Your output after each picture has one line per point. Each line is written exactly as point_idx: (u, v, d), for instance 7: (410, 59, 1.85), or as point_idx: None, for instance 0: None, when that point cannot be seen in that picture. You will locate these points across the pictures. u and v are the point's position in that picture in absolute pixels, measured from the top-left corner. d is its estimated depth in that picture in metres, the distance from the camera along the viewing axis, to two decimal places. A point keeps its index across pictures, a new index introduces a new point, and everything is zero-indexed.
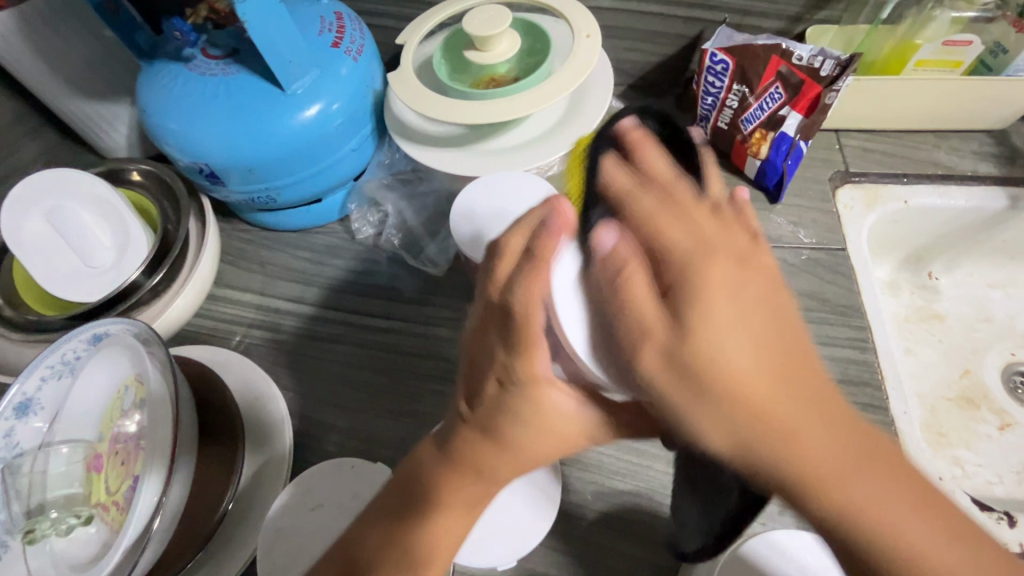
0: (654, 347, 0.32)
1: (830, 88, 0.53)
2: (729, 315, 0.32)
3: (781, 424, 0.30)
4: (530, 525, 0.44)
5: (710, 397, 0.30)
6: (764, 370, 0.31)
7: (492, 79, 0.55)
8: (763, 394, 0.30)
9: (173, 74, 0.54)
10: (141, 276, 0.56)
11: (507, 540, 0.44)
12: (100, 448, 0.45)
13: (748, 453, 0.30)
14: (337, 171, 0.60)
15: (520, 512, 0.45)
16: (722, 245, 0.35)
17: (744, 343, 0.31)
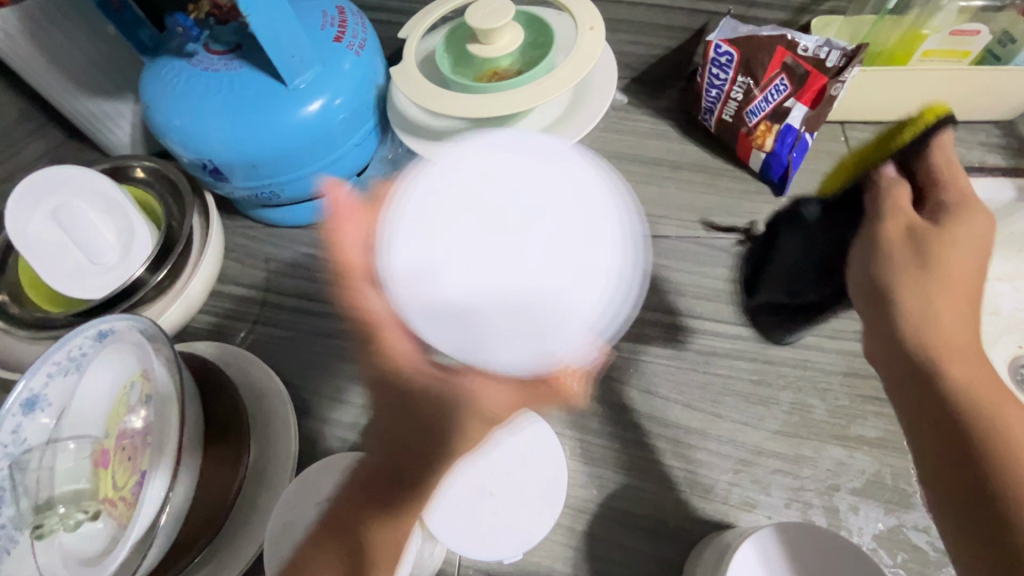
0: (899, 248, 0.35)
1: (836, 80, 0.52)
2: (971, 248, 0.34)
3: (955, 331, 0.33)
4: (535, 516, 0.44)
5: (948, 307, 0.33)
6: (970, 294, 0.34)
7: (494, 73, 0.55)
8: (954, 305, 0.33)
9: (176, 70, 0.54)
10: (145, 273, 0.56)
11: (512, 532, 0.43)
12: (107, 444, 0.46)
13: (928, 349, 0.33)
14: (340, 166, 0.60)
15: (525, 504, 0.45)
16: (964, 249, 0.34)
17: (973, 255, 0.34)
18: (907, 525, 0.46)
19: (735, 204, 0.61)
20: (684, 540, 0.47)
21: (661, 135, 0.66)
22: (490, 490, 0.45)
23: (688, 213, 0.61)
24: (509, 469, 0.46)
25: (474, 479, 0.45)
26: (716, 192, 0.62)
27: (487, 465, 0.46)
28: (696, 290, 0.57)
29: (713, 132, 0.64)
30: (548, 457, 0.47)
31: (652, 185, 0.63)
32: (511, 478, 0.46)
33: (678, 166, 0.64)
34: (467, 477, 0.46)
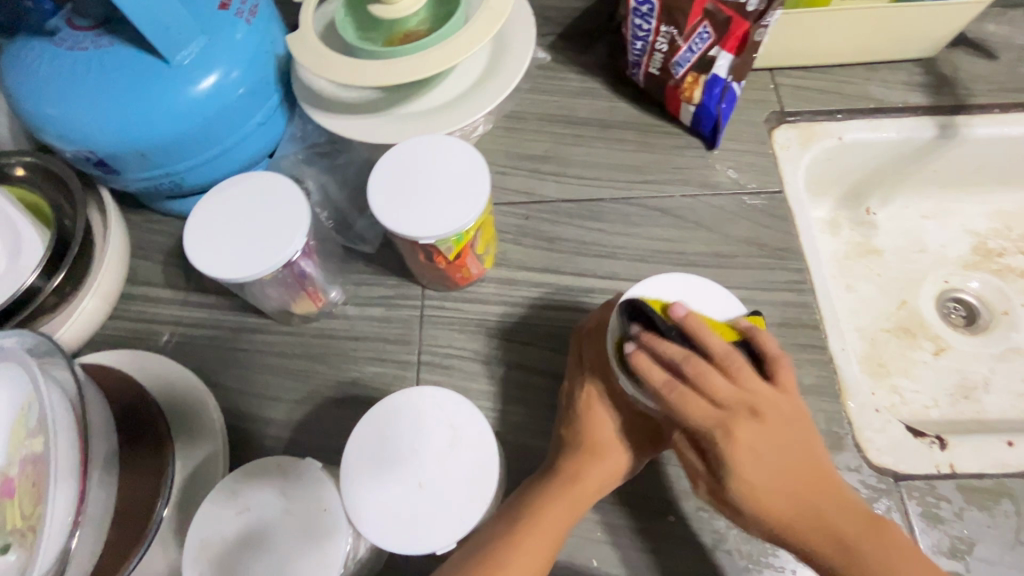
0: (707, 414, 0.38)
1: (759, 25, 0.50)
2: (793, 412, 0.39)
3: (838, 516, 0.38)
4: (465, 504, 0.39)
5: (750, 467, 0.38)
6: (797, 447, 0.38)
7: (404, 36, 0.51)
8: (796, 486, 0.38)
9: (38, 52, 0.48)
10: (39, 278, 0.50)
11: (442, 522, 0.39)
12: (9, 472, 0.40)
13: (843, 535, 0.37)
14: (246, 148, 0.55)
15: (453, 488, 0.40)
16: (748, 393, 0.38)
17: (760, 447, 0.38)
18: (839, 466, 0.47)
19: (667, 160, 0.60)
20: (629, 503, 0.47)
21: (590, 93, 0.63)
22: (417, 481, 0.40)
23: (622, 173, 0.60)
24: (439, 454, 0.41)
25: (402, 468, 0.40)
26: (647, 149, 0.60)
27: (414, 451, 0.41)
28: (633, 253, 0.56)
29: (642, 86, 0.61)
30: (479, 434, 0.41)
31: (583, 146, 0.61)
32: (441, 465, 0.40)
33: (608, 125, 0.62)
34: (391, 467, 0.40)
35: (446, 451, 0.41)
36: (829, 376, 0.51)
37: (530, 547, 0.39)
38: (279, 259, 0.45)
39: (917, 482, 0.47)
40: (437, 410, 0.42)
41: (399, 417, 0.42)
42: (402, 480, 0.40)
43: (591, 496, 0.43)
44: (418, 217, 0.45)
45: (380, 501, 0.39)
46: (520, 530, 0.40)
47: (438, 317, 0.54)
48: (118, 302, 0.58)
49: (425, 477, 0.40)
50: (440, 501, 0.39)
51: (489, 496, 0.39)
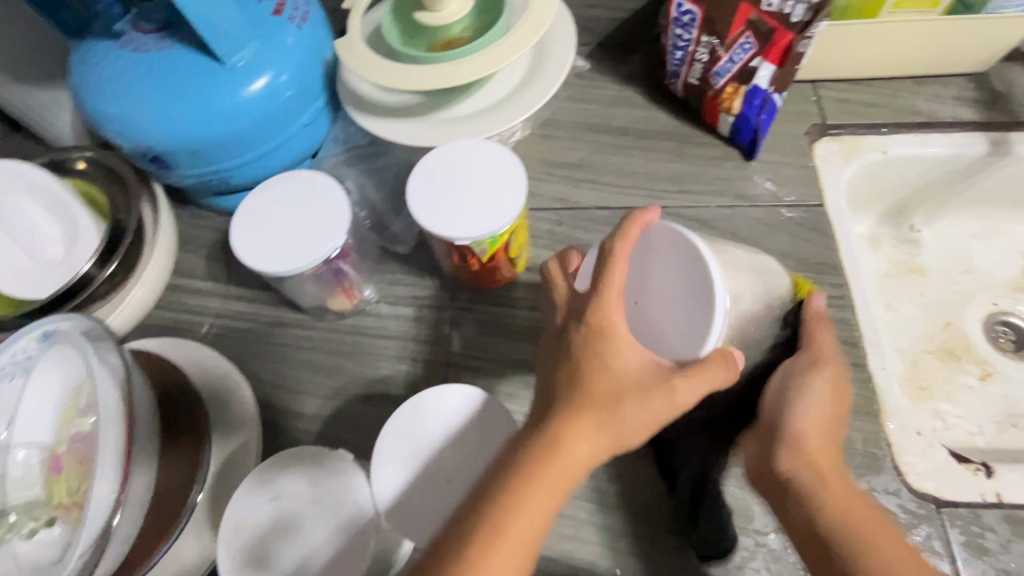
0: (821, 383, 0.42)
1: (803, 35, 0.49)
2: (848, 494, 0.39)
3: (889, 552, 0.36)
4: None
5: (836, 476, 0.40)
6: (852, 500, 0.39)
7: (448, 42, 0.52)
8: (855, 503, 0.38)
9: (105, 53, 0.51)
10: (93, 267, 0.53)
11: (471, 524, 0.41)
12: (58, 449, 0.44)
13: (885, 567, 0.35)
14: (292, 149, 0.57)
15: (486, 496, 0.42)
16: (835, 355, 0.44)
17: (823, 419, 0.42)
18: (876, 489, 0.45)
19: (704, 171, 0.59)
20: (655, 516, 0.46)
21: (627, 102, 0.63)
22: (444, 477, 0.43)
23: (657, 182, 0.59)
24: (463, 453, 0.43)
25: (433, 463, 0.43)
26: (684, 159, 0.60)
27: (438, 449, 0.43)
28: None
29: (680, 96, 0.61)
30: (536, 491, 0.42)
31: (618, 154, 0.61)
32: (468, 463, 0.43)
33: (644, 134, 0.62)
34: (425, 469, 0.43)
35: (471, 448, 0.43)
36: (868, 396, 0.49)
37: (575, 453, 0.36)
38: (320, 255, 0.46)
39: (960, 510, 0.45)
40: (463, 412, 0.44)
41: (433, 418, 0.44)
42: (430, 478, 0.43)
43: (632, 383, 0.37)
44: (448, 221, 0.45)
45: (415, 496, 0.42)
46: (554, 465, 0.35)
47: (469, 319, 0.55)
48: (164, 292, 0.60)
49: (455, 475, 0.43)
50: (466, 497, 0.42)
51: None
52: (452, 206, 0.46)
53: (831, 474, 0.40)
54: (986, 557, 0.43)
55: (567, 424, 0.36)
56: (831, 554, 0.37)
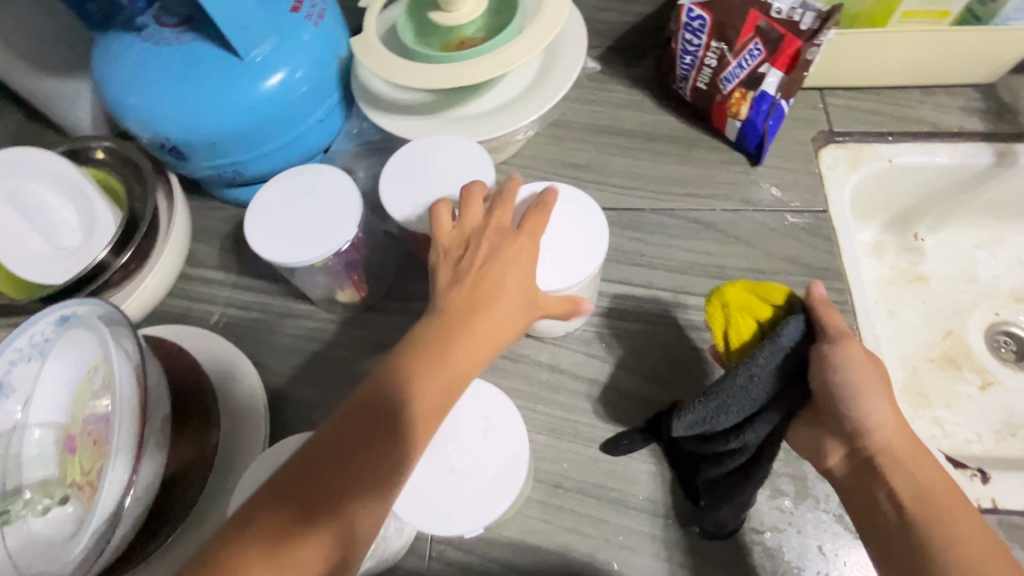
0: (861, 368, 0.40)
1: (812, 43, 0.51)
2: (920, 452, 0.40)
3: (948, 510, 0.37)
4: (497, 490, 0.42)
5: (905, 430, 0.40)
6: (920, 457, 0.40)
7: (460, 43, 0.53)
8: (917, 461, 0.39)
9: (126, 45, 0.52)
10: (109, 255, 0.54)
11: (473, 510, 0.42)
12: (73, 430, 0.45)
13: (942, 523, 0.37)
14: (305, 143, 0.58)
15: (483, 482, 0.43)
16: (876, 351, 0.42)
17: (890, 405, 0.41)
18: None
19: (710, 174, 0.60)
20: (654, 512, 0.47)
21: (635, 105, 0.64)
22: (450, 467, 0.43)
23: (663, 184, 0.60)
24: (471, 443, 0.44)
25: (441, 451, 0.43)
26: (690, 162, 0.61)
27: (448, 438, 0.44)
28: (670, 264, 0.56)
29: (688, 100, 0.62)
30: (505, 463, 0.43)
31: (626, 156, 0.62)
32: (474, 454, 0.43)
33: (651, 137, 0.62)
34: (433, 457, 0.43)
35: (479, 439, 0.44)
36: None
37: (458, 364, 0.37)
38: (325, 250, 0.47)
39: None
40: (476, 402, 0.45)
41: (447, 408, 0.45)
42: (439, 463, 0.43)
43: (525, 294, 0.40)
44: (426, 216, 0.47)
45: (421, 485, 0.42)
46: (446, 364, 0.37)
47: None
48: (176, 281, 0.62)
49: (461, 464, 0.43)
50: (468, 487, 0.42)
51: (514, 486, 0.42)
52: (449, 185, 0.48)
53: (892, 428, 0.40)
54: None
55: (449, 335, 0.38)
56: (912, 524, 0.37)
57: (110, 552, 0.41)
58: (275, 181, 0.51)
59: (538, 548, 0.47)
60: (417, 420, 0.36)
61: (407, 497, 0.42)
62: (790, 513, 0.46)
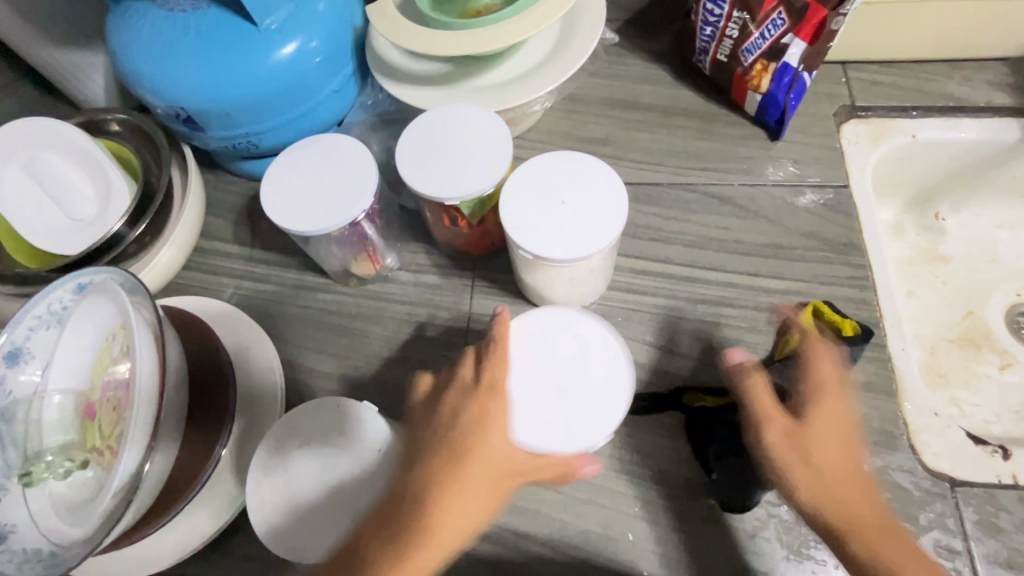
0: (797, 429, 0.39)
1: (837, 12, 0.49)
2: (834, 425, 0.39)
3: (848, 493, 0.37)
4: (612, 407, 0.44)
5: (835, 408, 0.39)
6: (841, 438, 0.39)
7: (477, 12, 0.53)
8: (828, 449, 0.38)
9: (141, 13, 0.52)
10: (124, 226, 0.54)
11: (575, 430, 0.43)
12: (92, 396, 0.45)
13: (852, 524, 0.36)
14: (319, 115, 0.58)
15: (596, 403, 0.44)
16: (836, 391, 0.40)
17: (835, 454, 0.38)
18: (892, 467, 0.45)
19: (729, 149, 0.59)
20: (669, 485, 0.47)
21: (653, 79, 0.63)
22: (559, 389, 0.45)
23: (681, 159, 0.59)
24: (576, 364, 0.46)
25: (540, 371, 0.45)
26: (709, 138, 0.60)
27: (535, 361, 0.46)
28: (688, 239, 0.56)
29: (708, 74, 0.61)
30: (613, 383, 0.45)
31: (643, 131, 0.61)
32: (581, 374, 0.45)
33: (670, 111, 0.61)
34: (530, 373, 0.45)
35: (580, 359, 0.46)
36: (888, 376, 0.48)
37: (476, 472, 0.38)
38: (339, 221, 0.47)
39: (975, 490, 0.45)
40: (569, 324, 0.47)
41: (536, 330, 0.47)
42: (535, 374, 0.45)
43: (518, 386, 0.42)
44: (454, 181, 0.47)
45: (518, 393, 0.45)
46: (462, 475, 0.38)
47: (489, 288, 0.56)
48: (191, 254, 0.62)
49: (569, 387, 0.45)
50: (591, 405, 0.44)
51: (623, 403, 0.44)
52: (455, 167, 0.47)
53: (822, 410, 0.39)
54: (999, 537, 0.43)
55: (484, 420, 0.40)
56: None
57: (129, 517, 0.42)
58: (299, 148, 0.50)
59: (553, 518, 0.47)
60: (434, 518, 0.37)
61: (533, 419, 0.44)
62: None
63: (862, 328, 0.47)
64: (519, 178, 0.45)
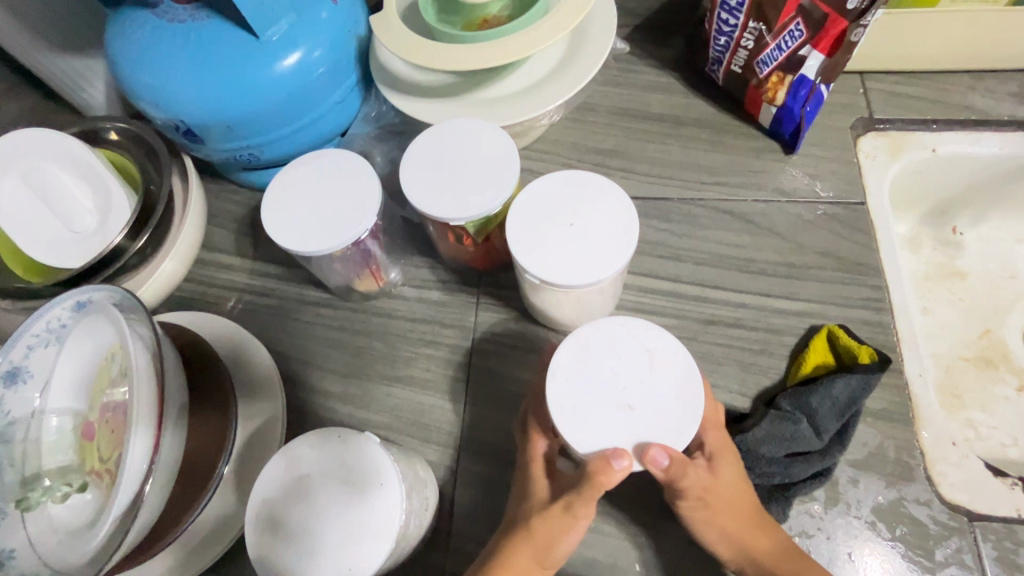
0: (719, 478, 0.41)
1: (857, 24, 0.47)
2: (733, 486, 0.41)
3: (757, 539, 0.41)
4: (679, 428, 0.38)
5: (729, 472, 0.41)
6: (738, 499, 0.41)
7: (484, 21, 0.51)
8: (730, 512, 0.41)
9: (139, 22, 0.50)
10: (125, 239, 0.53)
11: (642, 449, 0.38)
12: (91, 417, 0.45)
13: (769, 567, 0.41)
14: (321, 126, 0.56)
15: (666, 423, 0.39)
16: (719, 441, 0.42)
17: (732, 501, 0.41)
18: (908, 498, 0.44)
19: (742, 163, 0.58)
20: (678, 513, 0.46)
21: (664, 88, 0.61)
22: (627, 402, 0.39)
23: (692, 173, 0.58)
24: (640, 376, 0.40)
25: (605, 383, 0.40)
26: (722, 150, 0.58)
27: (604, 369, 0.40)
28: (699, 256, 0.54)
29: (721, 84, 0.59)
30: (684, 411, 0.39)
31: (653, 143, 0.59)
32: (648, 389, 0.40)
33: (681, 122, 0.60)
34: (590, 383, 0.40)
35: (646, 373, 0.40)
36: (904, 403, 0.47)
37: (542, 528, 0.41)
38: (348, 239, 0.46)
39: (993, 524, 0.44)
40: (636, 333, 0.41)
41: (597, 335, 0.41)
42: (599, 381, 0.40)
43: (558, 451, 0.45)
44: (454, 198, 0.45)
45: (574, 398, 0.39)
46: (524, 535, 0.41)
47: (494, 305, 0.55)
48: (192, 266, 0.61)
49: (635, 400, 0.39)
50: (654, 426, 0.39)
51: (691, 429, 0.38)
52: (461, 189, 0.45)
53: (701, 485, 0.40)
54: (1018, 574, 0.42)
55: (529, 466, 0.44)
56: None
57: (130, 541, 0.41)
58: (310, 163, 0.49)
59: None
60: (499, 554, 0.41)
61: (591, 429, 0.39)
62: (820, 519, 0.44)
63: (879, 356, 0.47)
64: (530, 200, 0.44)
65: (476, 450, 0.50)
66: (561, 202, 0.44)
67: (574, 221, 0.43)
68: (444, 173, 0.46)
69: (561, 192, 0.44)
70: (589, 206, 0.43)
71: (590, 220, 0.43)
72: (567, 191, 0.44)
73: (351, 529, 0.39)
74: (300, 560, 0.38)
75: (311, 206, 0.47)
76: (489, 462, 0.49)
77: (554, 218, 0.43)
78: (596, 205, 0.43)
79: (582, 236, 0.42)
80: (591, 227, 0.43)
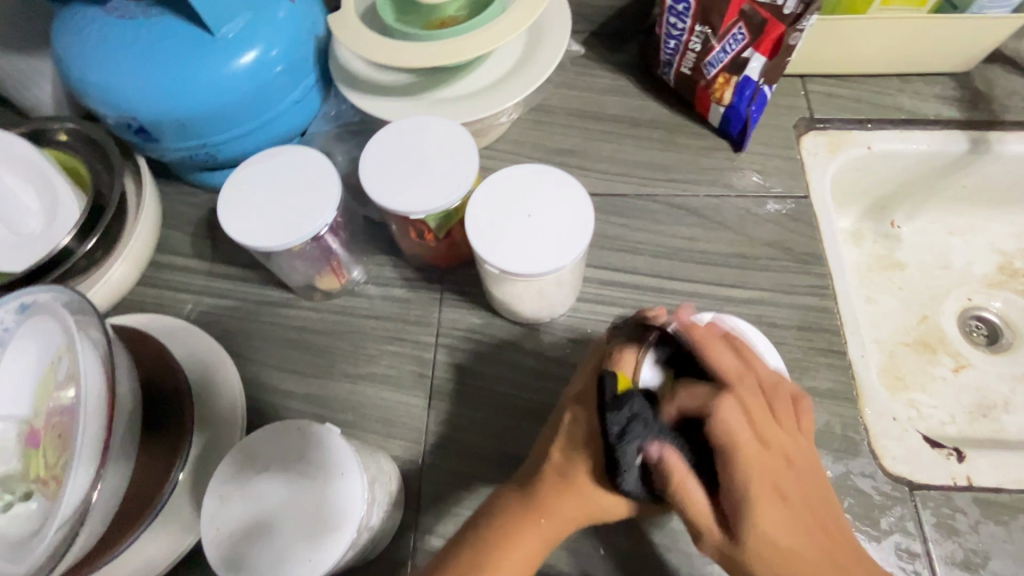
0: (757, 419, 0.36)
1: (795, 28, 0.50)
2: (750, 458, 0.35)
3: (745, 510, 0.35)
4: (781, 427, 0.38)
5: (768, 515, 0.35)
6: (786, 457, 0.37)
7: (442, 22, 0.52)
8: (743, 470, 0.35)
9: (89, 19, 0.49)
10: (72, 241, 0.51)
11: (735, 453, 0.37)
12: (36, 423, 0.43)
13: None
14: (281, 125, 0.56)
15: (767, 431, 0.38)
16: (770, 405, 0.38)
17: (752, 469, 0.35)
18: (854, 472, 0.47)
19: (694, 160, 0.60)
20: None
21: (620, 90, 0.64)
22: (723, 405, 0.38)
23: (646, 170, 0.60)
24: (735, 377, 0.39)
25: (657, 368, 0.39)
26: (675, 148, 0.60)
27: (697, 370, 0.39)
28: (655, 249, 0.56)
29: (673, 85, 0.62)
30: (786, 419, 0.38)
31: (610, 142, 0.61)
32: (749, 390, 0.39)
33: (636, 122, 0.62)
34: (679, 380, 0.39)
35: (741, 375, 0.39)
36: (848, 382, 0.50)
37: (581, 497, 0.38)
38: (307, 234, 0.45)
39: (931, 493, 0.46)
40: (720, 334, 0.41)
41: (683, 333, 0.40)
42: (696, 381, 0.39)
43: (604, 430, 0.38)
44: (414, 193, 0.46)
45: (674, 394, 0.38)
46: (560, 498, 0.39)
47: (458, 301, 0.55)
48: (147, 269, 0.59)
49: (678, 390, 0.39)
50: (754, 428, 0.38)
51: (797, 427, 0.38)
52: (424, 172, 0.47)
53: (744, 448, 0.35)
54: (957, 537, 0.45)
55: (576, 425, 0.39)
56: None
57: (76, 550, 0.39)
58: (302, 156, 0.49)
59: None
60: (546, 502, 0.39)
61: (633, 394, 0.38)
62: None
63: None
64: (494, 188, 0.45)
65: (442, 445, 0.50)
66: (529, 197, 0.45)
67: (536, 215, 0.44)
68: (410, 171, 0.47)
69: (530, 187, 0.45)
70: (559, 202, 0.45)
71: (557, 215, 0.44)
72: (532, 185, 0.45)
73: (312, 542, 0.38)
74: (260, 559, 0.38)
75: (283, 196, 0.47)
76: (454, 457, 0.49)
77: (524, 209, 0.44)
78: (566, 202, 0.44)
79: (546, 230, 0.43)
80: (560, 219, 0.44)
